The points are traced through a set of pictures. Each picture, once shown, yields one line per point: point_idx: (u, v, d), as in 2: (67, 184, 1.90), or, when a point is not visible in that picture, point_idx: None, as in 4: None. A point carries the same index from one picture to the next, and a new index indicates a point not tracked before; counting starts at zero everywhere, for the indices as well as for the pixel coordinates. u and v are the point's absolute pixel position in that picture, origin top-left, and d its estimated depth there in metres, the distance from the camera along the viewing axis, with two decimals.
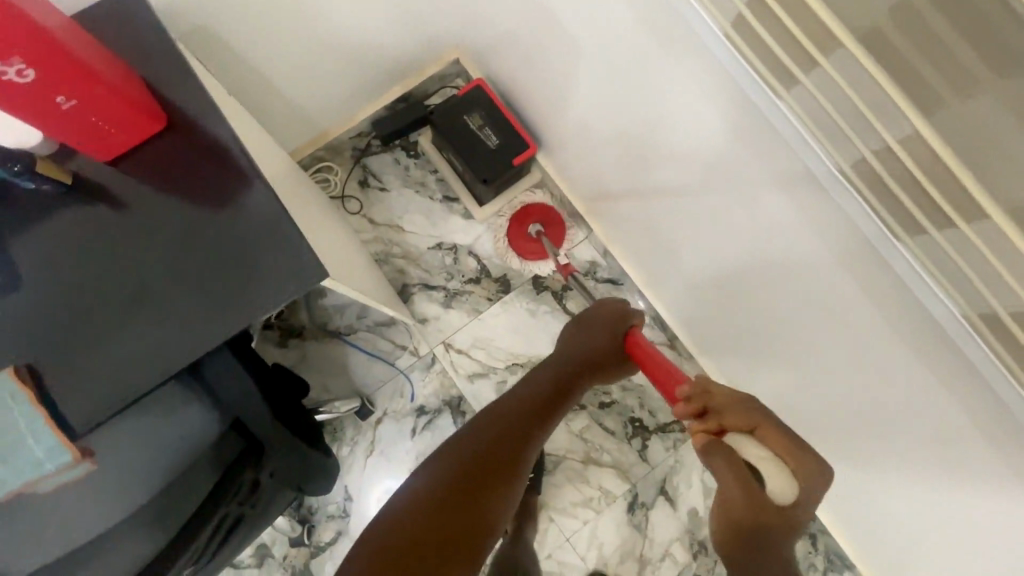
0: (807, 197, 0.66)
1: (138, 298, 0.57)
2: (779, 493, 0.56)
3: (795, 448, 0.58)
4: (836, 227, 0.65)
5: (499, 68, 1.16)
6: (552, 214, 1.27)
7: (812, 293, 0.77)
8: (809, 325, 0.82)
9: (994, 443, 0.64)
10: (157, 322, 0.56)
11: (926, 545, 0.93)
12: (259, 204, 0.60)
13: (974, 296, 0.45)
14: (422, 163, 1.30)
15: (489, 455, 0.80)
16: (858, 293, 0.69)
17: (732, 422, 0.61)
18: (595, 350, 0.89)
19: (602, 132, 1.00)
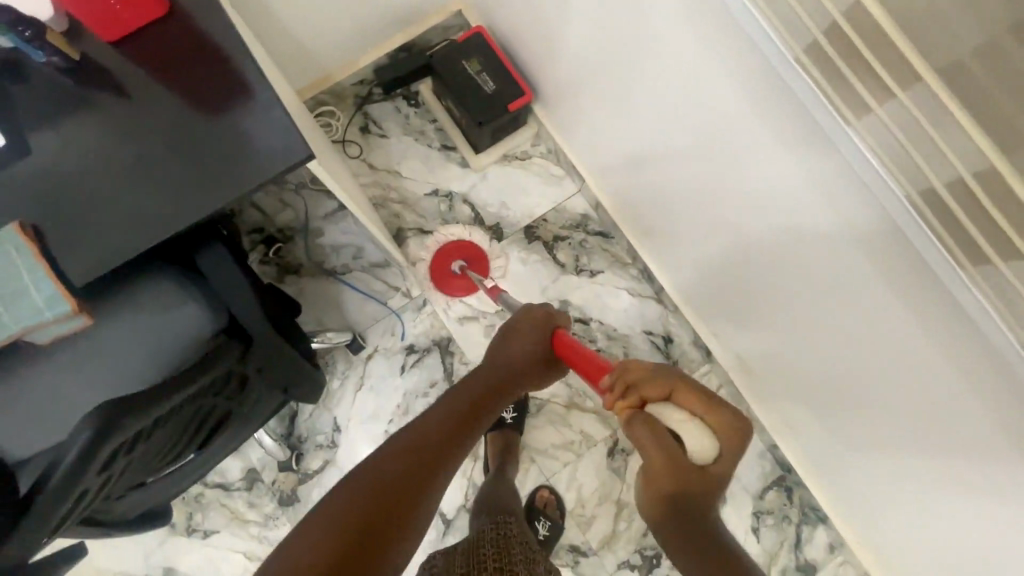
0: (781, 115, 0.68)
1: (137, 168, 0.61)
2: (696, 448, 0.71)
3: (708, 403, 0.74)
4: (804, 144, 0.68)
5: (499, 17, 1.19)
6: (472, 250, 1.28)
7: (787, 221, 0.79)
8: (783, 255, 0.85)
9: (951, 355, 0.67)
10: (153, 192, 0.61)
11: (893, 484, 0.96)
12: (253, 93, 0.64)
13: (914, 171, 0.48)
14: (422, 112, 1.33)
15: (423, 455, 0.78)
16: (826, 213, 0.72)
17: (649, 393, 0.76)
18: (522, 356, 0.96)
19: (593, 74, 1.03)
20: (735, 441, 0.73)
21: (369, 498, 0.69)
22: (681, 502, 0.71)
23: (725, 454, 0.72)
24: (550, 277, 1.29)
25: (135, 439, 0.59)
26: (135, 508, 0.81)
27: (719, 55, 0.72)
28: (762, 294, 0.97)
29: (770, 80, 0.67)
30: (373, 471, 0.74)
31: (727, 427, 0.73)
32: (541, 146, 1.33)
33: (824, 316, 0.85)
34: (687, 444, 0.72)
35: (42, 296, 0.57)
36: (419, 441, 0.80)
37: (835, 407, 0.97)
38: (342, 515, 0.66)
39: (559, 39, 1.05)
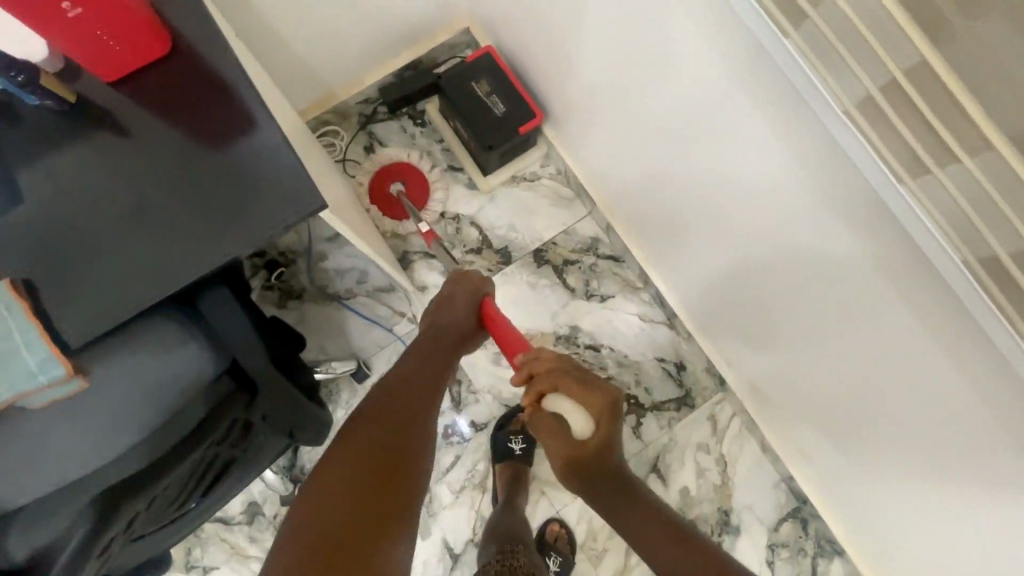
0: (813, 158, 0.65)
1: (139, 217, 0.57)
2: (579, 424, 0.77)
3: (586, 390, 0.78)
4: (840, 187, 0.64)
5: (509, 37, 1.16)
6: (412, 173, 1.28)
7: (815, 262, 0.76)
8: (812, 297, 0.82)
9: (993, 409, 0.64)
10: (156, 242, 0.57)
11: (918, 525, 0.93)
12: (261, 135, 0.60)
13: None
14: (428, 132, 1.30)
15: (383, 435, 0.78)
16: (862, 258, 0.69)
17: (545, 387, 0.79)
18: (454, 323, 0.93)
19: (609, 100, 0.99)
20: (613, 416, 0.78)
21: (345, 491, 0.71)
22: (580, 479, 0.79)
23: (603, 427, 0.77)
24: (559, 302, 1.26)
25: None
26: (131, 562, 0.78)
27: (747, 94, 0.69)
28: (784, 330, 0.94)
29: (807, 123, 0.63)
30: (336, 467, 0.74)
31: (600, 404, 0.77)
32: (550, 167, 1.30)
33: (851, 357, 0.82)
34: (573, 423, 0.77)
35: (35, 360, 0.54)
36: (374, 424, 0.79)
37: (859, 445, 0.94)
38: (317, 520, 0.68)
39: (572, 63, 1.02)
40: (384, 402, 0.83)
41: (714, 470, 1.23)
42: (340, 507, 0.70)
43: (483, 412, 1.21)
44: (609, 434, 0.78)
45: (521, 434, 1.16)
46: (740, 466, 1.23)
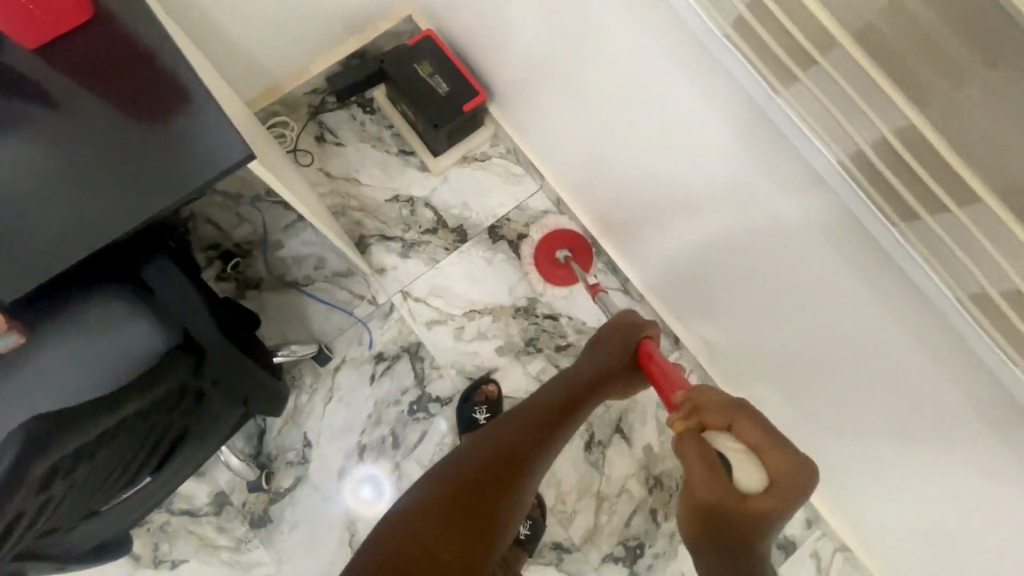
0: (720, 94, 0.71)
1: (67, 176, 0.59)
2: (747, 483, 0.61)
3: (769, 437, 0.64)
4: (749, 118, 0.69)
5: (446, 18, 1.19)
6: (580, 242, 1.28)
7: (738, 199, 0.82)
8: (741, 235, 0.86)
9: (898, 317, 0.69)
10: (86, 200, 0.59)
11: (859, 452, 0.98)
12: (187, 96, 0.62)
13: (835, 131, 0.49)
14: (378, 118, 1.32)
15: (486, 474, 0.76)
16: (773, 187, 0.73)
17: (713, 422, 0.68)
18: (606, 369, 0.89)
19: (543, 69, 1.03)
20: (801, 489, 0.60)
21: (447, 513, 0.71)
22: (716, 533, 0.59)
23: (773, 496, 0.59)
24: (516, 275, 1.29)
25: (75, 459, 0.54)
26: (88, 542, 0.78)
27: (659, 41, 0.75)
28: (724, 276, 0.98)
29: (710, 60, 0.69)
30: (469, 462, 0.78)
31: (785, 469, 0.61)
32: (500, 146, 1.34)
33: (781, 292, 0.87)
34: (736, 475, 0.62)
35: None
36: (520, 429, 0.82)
37: (800, 381, 0.99)
38: (415, 531, 0.69)
39: (506, 38, 1.06)
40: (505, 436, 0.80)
41: None
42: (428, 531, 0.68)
43: (447, 387, 1.22)
44: (789, 503, 0.60)
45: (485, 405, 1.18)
46: None
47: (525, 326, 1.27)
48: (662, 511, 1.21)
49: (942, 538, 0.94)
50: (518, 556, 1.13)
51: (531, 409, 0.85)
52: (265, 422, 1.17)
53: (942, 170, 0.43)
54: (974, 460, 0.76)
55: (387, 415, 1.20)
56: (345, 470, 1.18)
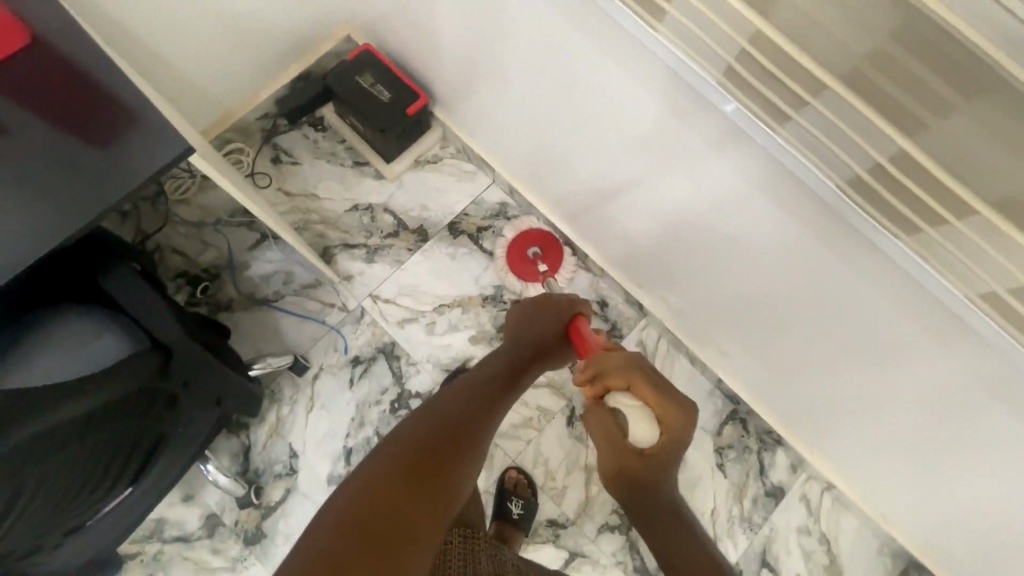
0: (628, 53, 0.76)
1: (18, 188, 0.63)
2: (643, 436, 0.70)
3: (660, 391, 0.72)
4: (655, 72, 0.74)
5: (380, 31, 1.25)
6: (549, 238, 1.33)
7: (661, 153, 0.87)
8: (671, 186, 0.92)
9: (818, 235, 0.74)
10: (35, 207, 0.63)
11: (822, 386, 1.01)
12: (128, 107, 0.66)
13: (709, 52, 0.55)
14: (330, 135, 1.38)
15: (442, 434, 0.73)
16: (696, 139, 0.78)
17: (614, 384, 0.74)
18: (543, 338, 0.96)
19: (471, 63, 1.09)
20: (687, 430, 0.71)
21: (409, 488, 0.65)
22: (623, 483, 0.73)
23: (664, 442, 0.70)
24: (480, 265, 1.34)
25: (47, 447, 0.56)
26: (75, 558, 0.79)
27: (567, 16, 0.80)
28: (666, 232, 1.03)
29: (612, 26, 0.74)
30: (427, 421, 0.75)
31: (676, 418, 0.70)
32: (450, 147, 1.40)
33: (717, 237, 0.93)
34: (632, 432, 0.71)
35: None
36: (457, 403, 0.80)
37: (755, 324, 1.03)
38: (386, 488, 0.64)
39: (436, 40, 1.12)
40: (457, 402, 0.80)
41: None
42: (387, 503, 0.62)
43: (425, 381, 1.25)
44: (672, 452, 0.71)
45: None
46: (676, 384, 1.31)
47: (494, 313, 1.30)
48: None
49: (912, 455, 0.97)
50: (515, 535, 1.15)
51: (479, 376, 0.87)
52: (249, 439, 1.20)
53: (792, 67, 0.49)
54: (912, 364, 0.80)
55: (370, 416, 1.22)
56: (334, 476, 1.19)
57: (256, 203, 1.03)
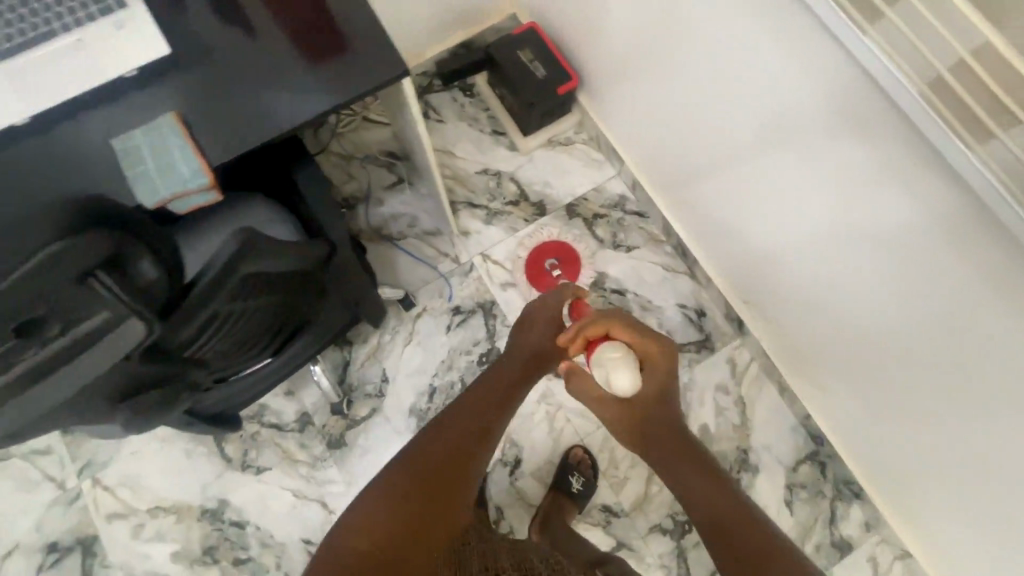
0: (811, 59, 0.76)
1: (261, 74, 0.73)
2: (624, 381, 0.83)
3: (635, 337, 0.86)
4: (834, 73, 0.73)
5: (548, 12, 1.33)
6: (567, 251, 1.38)
7: (814, 165, 0.86)
8: (813, 203, 0.91)
9: (981, 273, 0.71)
10: (272, 92, 0.73)
11: (926, 446, 0.97)
12: (359, 26, 0.75)
13: (920, 62, 0.57)
14: (476, 101, 1.48)
15: (442, 458, 0.79)
16: (859, 149, 0.77)
17: (595, 334, 0.88)
18: (541, 344, 0.95)
19: (632, 53, 1.13)
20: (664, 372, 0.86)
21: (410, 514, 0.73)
22: (636, 429, 0.85)
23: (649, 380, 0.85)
24: (588, 250, 1.39)
25: (262, 285, 0.67)
26: (213, 407, 0.91)
27: (754, 12, 0.80)
28: (789, 248, 1.02)
29: (800, 22, 0.74)
30: (427, 443, 0.81)
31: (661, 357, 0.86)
32: (583, 133, 1.46)
33: (848, 263, 0.91)
34: (614, 380, 0.84)
35: (187, 167, 0.65)
36: (460, 421, 0.83)
37: (865, 365, 1.00)
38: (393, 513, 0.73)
39: (605, 27, 1.17)
40: (457, 418, 0.84)
41: (734, 411, 1.29)
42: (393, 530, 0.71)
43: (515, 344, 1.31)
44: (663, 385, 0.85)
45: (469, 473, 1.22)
46: (757, 409, 1.29)
47: (593, 297, 1.35)
48: None
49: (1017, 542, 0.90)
50: (570, 508, 1.19)
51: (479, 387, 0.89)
52: (350, 355, 1.31)
53: (1019, 84, 0.49)
54: None
55: (458, 363, 1.31)
56: (415, 408, 1.28)
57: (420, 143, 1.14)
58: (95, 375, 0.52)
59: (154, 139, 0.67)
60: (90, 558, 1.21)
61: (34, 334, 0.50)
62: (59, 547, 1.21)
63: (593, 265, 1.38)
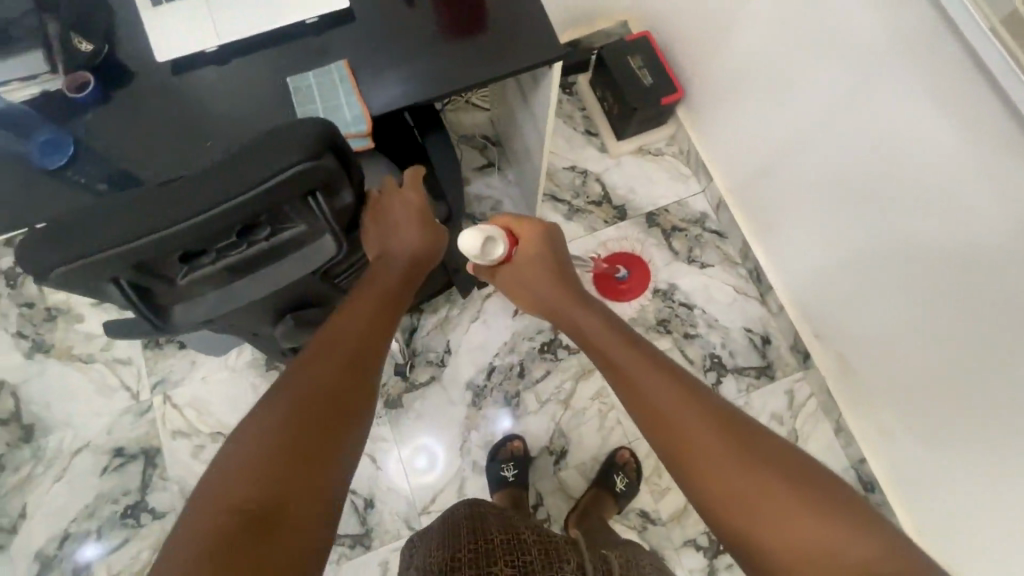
0: (957, 88, 0.79)
1: (425, 40, 0.78)
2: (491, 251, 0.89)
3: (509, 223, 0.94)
4: (982, 110, 0.77)
5: (664, 24, 1.36)
6: (634, 259, 1.39)
7: (925, 195, 0.89)
8: (913, 233, 0.93)
9: None
10: (433, 58, 0.78)
11: (991, 508, 0.95)
12: (520, 7, 0.79)
13: None
14: (574, 100, 1.51)
15: (333, 377, 0.62)
16: (992, 191, 0.80)
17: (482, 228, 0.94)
18: (427, 250, 0.84)
19: (750, 73, 1.15)
20: (538, 248, 0.93)
21: (310, 430, 0.56)
22: (544, 307, 0.92)
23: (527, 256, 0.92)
24: (662, 259, 1.40)
25: None
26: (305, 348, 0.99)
27: (900, 39, 0.83)
28: (876, 282, 1.04)
29: (957, 59, 0.78)
30: (305, 371, 0.62)
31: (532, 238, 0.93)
32: (674, 147, 1.48)
33: (941, 298, 0.92)
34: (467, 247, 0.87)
35: (352, 111, 0.73)
36: (327, 349, 0.65)
37: (943, 414, 0.99)
38: (286, 437, 0.55)
39: (724, 45, 1.20)
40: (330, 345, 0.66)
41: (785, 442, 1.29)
42: (290, 451, 0.53)
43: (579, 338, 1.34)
44: (531, 259, 0.93)
45: (510, 459, 1.24)
46: (810, 445, 1.28)
47: (660, 307, 1.37)
48: None
49: None
50: (610, 505, 1.20)
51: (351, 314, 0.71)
52: (418, 322, 1.35)
53: None
54: None
55: (519, 347, 1.34)
56: (473, 383, 1.32)
57: (530, 130, 1.18)
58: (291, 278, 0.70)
59: (323, 81, 0.74)
60: (151, 468, 1.27)
61: (252, 235, 0.63)
62: (125, 453, 1.28)
63: (666, 275, 1.39)
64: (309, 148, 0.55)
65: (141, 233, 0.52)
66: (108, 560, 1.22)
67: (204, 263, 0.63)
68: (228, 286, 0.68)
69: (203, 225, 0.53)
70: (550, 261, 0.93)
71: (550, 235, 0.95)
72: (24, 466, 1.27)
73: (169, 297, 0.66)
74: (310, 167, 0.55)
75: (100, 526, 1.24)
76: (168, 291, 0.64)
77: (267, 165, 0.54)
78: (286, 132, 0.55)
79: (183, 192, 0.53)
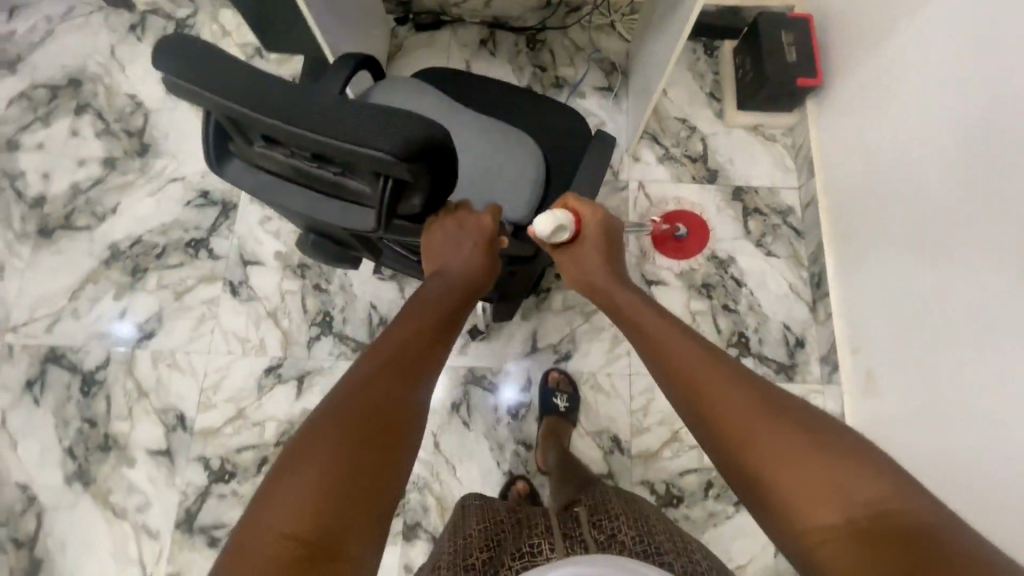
0: None
1: None
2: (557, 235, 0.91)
3: (579, 206, 0.94)
4: None
5: (831, 12, 1.36)
6: (698, 221, 1.41)
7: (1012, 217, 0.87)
8: (988, 244, 0.92)
9: None
10: None
11: None
12: None
13: None
14: (711, 62, 1.54)
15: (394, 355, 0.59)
16: None
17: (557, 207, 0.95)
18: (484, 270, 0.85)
19: (893, 70, 1.14)
20: (599, 236, 0.94)
21: (374, 402, 0.52)
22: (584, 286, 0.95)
23: (587, 243, 0.94)
24: (732, 233, 1.42)
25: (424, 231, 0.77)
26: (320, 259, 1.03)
27: None
28: (932, 303, 1.02)
29: None
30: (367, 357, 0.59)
31: (595, 225, 0.94)
32: (789, 138, 1.48)
33: (996, 319, 0.90)
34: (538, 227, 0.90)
35: None
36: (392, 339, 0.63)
37: (955, 445, 0.97)
38: (349, 410, 0.50)
39: (880, 40, 1.19)
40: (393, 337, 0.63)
41: None
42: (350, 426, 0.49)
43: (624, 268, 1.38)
44: (587, 242, 0.94)
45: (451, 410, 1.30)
46: None
47: (710, 272, 1.39)
48: (716, 488, 1.24)
49: None
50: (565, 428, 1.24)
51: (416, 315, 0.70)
52: None
53: None
54: None
55: None
56: None
57: (663, 50, 1.23)
58: (324, 217, 0.72)
59: None
60: (223, 217, 1.43)
61: (324, 165, 0.65)
62: (208, 197, 1.44)
63: (730, 247, 1.41)
64: (397, 148, 0.54)
65: (240, 102, 0.56)
66: (164, 271, 1.39)
67: (277, 152, 0.67)
68: (282, 183, 0.73)
69: (279, 131, 0.57)
70: (606, 247, 0.94)
71: (611, 224, 0.96)
72: (130, 174, 1.47)
73: (240, 152, 0.72)
74: (386, 161, 0.55)
75: (166, 245, 1.41)
76: (242, 147, 0.71)
77: (361, 133, 0.54)
78: (395, 118, 0.55)
79: (289, 96, 0.55)
